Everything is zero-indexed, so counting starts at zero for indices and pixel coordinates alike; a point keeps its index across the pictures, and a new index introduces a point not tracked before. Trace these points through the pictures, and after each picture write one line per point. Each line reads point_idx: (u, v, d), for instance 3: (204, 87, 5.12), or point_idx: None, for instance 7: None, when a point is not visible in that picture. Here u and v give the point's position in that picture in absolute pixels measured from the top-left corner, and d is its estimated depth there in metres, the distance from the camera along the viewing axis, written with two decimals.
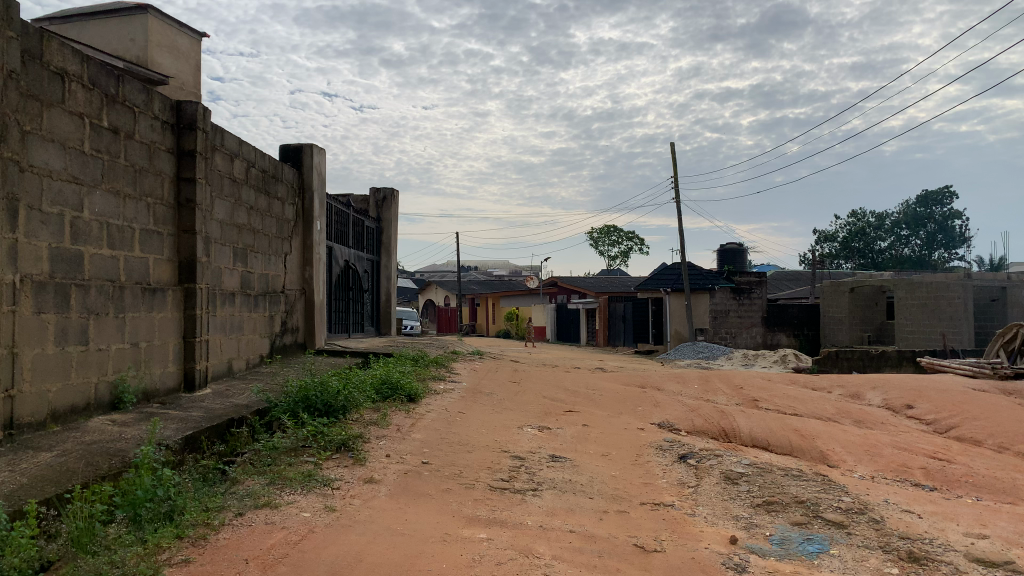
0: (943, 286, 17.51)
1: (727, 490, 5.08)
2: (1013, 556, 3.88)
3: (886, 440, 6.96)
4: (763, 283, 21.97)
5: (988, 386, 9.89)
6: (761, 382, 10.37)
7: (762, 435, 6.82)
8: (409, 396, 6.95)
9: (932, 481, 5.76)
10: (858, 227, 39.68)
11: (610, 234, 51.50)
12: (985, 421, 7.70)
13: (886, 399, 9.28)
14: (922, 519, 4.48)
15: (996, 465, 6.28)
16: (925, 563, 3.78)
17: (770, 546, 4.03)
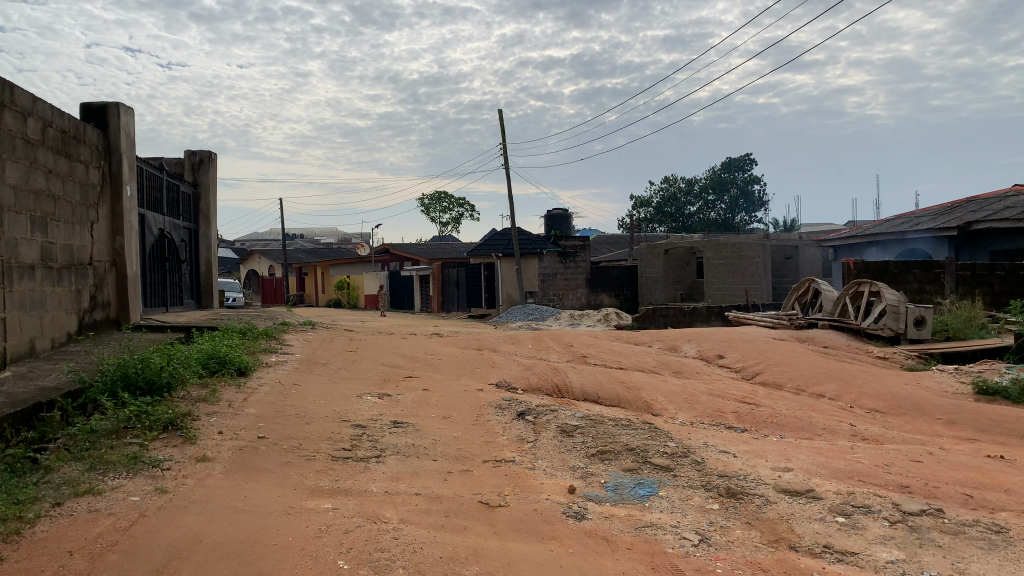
0: (746, 247, 19.02)
1: (564, 443, 5.29)
2: (813, 485, 4.33)
3: (702, 388, 7.53)
4: (587, 247, 22.76)
5: (786, 335, 10.94)
6: (589, 339, 10.88)
7: (593, 389, 7.16)
8: (239, 370, 6.67)
9: (743, 423, 6.30)
10: (670, 193, 42.21)
11: (440, 200, 51.46)
12: (784, 367, 8.52)
13: (700, 350, 10.06)
14: (737, 458, 4.90)
15: (795, 405, 6.96)
16: (741, 497, 4.14)
17: (605, 493, 4.26)
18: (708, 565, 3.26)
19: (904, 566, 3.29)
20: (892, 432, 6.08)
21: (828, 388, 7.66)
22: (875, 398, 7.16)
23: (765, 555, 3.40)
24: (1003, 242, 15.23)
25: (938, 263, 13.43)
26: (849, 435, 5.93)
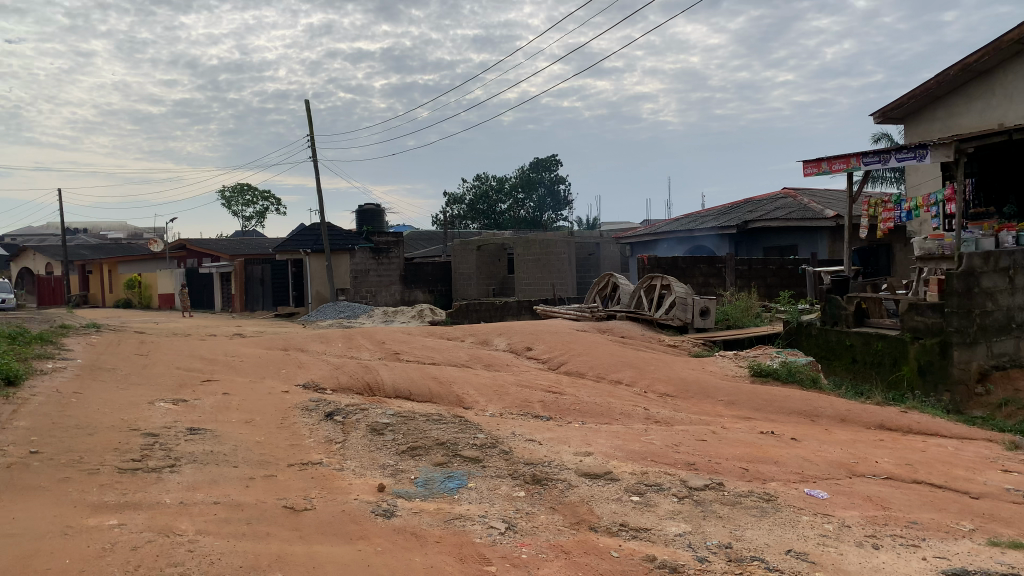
0: (553, 244, 19.75)
1: (373, 441, 5.23)
2: (612, 467, 4.58)
3: (511, 380, 7.74)
4: (399, 243, 22.74)
5: (589, 326, 11.49)
6: (400, 335, 10.83)
7: (404, 385, 7.13)
8: (7, 380, 5.96)
9: (548, 412, 6.53)
10: (482, 190, 42.63)
11: (244, 192, 48.95)
12: (586, 356, 8.94)
13: (509, 343, 10.33)
14: (542, 446, 5.07)
15: (596, 393, 7.33)
16: (545, 483, 4.30)
17: (415, 489, 4.26)
18: (515, 551, 3.35)
19: (690, 537, 3.57)
20: (681, 413, 6.58)
21: (625, 374, 8.14)
22: (667, 383, 7.70)
23: (568, 537, 3.55)
24: (775, 239, 16.91)
25: (720, 259, 14.68)
26: (644, 419, 6.33)
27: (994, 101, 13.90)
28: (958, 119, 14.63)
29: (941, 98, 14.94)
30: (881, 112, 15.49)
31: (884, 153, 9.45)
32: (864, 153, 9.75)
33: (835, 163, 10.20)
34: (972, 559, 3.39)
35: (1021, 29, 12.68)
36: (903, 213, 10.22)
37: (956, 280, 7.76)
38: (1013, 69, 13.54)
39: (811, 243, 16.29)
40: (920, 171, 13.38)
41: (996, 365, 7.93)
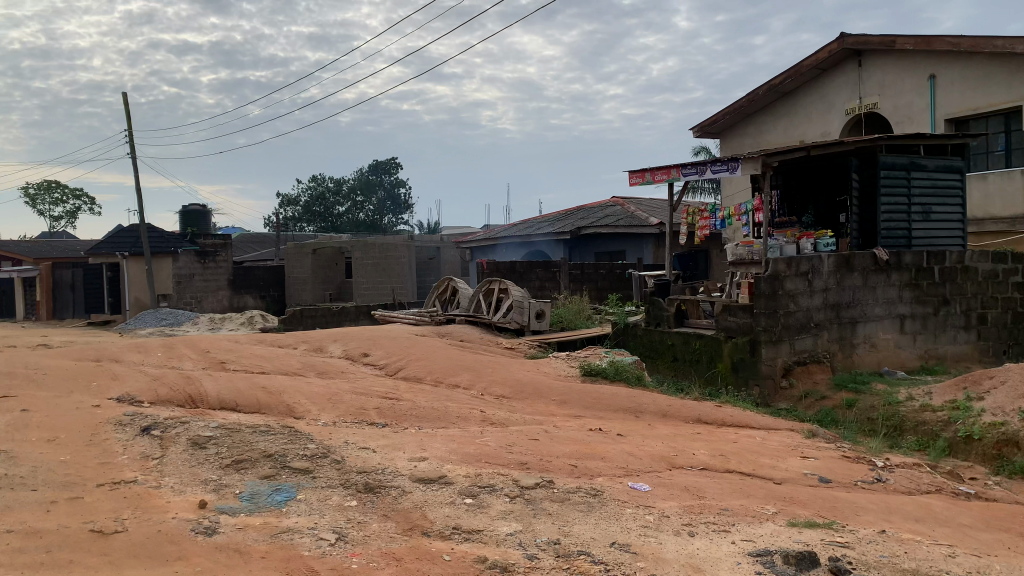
0: (392, 248, 19.70)
1: (195, 456, 4.94)
2: (446, 471, 4.59)
3: (346, 387, 7.56)
4: (228, 245, 21.64)
5: (427, 330, 11.47)
6: (228, 344, 10.32)
7: (230, 396, 6.79)
8: None
9: (384, 418, 6.45)
10: (318, 193, 40.93)
11: (52, 190, 44.89)
12: (423, 361, 8.92)
13: (345, 349, 10.12)
14: (376, 453, 5.01)
15: (433, 397, 7.33)
16: (378, 491, 4.24)
17: (239, 504, 4.06)
18: (345, 562, 3.28)
19: (521, 536, 3.64)
20: (516, 414, 6.71)
21: (462, 378, 8.19)
22: (503, 385, 7.83)
23: (400, 544, 3.52)
24: (606, 245, 17.66)
25: (555, 263, 15.11)
26: (479, 421, 6.40)
27: (796, 120, 15.27)
28: (766, 136, 15.93)
29: (751, 116, 16.22)
30: (699, 127, 16.56)
31: (701, 166, 10.14)
32: (684, 165, 10.40)
33: (657, 174, 10.81)
34: (774, 540, 3.68)
35: (817, 56, 14.02)
36: (718, 222, 11.05)
37: (764, 283, 8.39)
38: (811, 92, 14.97)
39: (638, 249, 17.16)
40: (734, 182, 14.45)
41: (798, 361, 8.65)
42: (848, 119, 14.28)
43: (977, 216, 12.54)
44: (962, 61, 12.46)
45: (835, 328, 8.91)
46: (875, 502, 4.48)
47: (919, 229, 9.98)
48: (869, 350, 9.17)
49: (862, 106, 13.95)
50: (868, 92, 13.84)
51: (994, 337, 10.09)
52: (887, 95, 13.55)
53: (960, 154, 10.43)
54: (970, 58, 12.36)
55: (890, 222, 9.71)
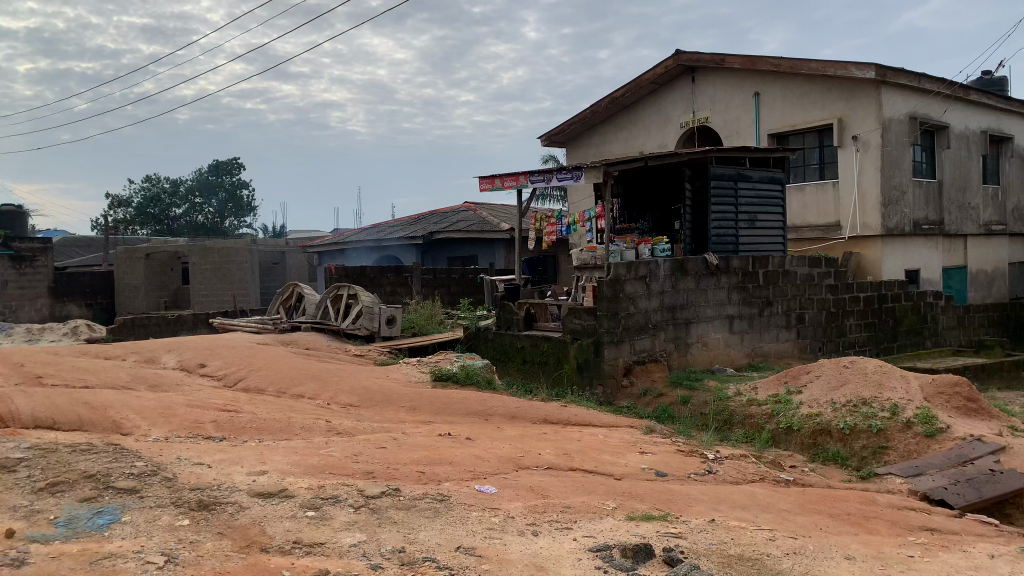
0: (233, 251, 18.86)
1: (2, 480, 4.48)
2: (287, 484, 4.43)
3: (180, 400, 7.13)
4: (48, 249, 19.90)
5: (270, 338, 11.03)
6: (45, 356, 9.47)
7: (47, 414, 6.23)
8: None
9: (221, 432, 6.13)
10: (153, 193, 38.43)
11: None
12: (265, 371, 8.57)
13: (180, 360, 9.55)
14: (211, 468, 4.76)
15: (275, 408, 7.05)
16: (213, 508, 4.02)
17: (53, 531, 3.73)
18: None
19: (364, 546, 3.57)
20: (363, 423, 6.58)
21: (307, 388, 7.93)
22: (350, 393, 7.66)
23: (235, 563, 3.35)
24: (457, 250, 17.76)
25: (406, 268, 14.95)
26: (324, 431, 6.22)
27: (636, 131, 15.96)
28: (608, 146, 16.56)
29: (594, 126, 16.79)
30: (547, 135, 16.97)
31: (548, 173, 10.38)
32: (532, 172, 10.61)
33: (507, 180, 10.96)
34: (612, 535, 3.82)
35: (655, 71, 14.73)
36: (564, 228, 11.36)
37: (606, 287, 8.72)
38: (650, 105, 15.71)
39: (490, 254, 17.49)
40: (579, 190, 14.92)
41: (638, 360, 9.03)
42: (683, 132, 15.09)
43: (795, 224, 13.61)
44: (782, 82, 13.49)
45: (671, 328, 9.39)
46: (706, 492, 4.74)
47: (745, 236, 10.72)
48: (702, 349, 9.73)
49: (695, 120, 14.80)
50: (701, 107, 14.73)
51: (812, 334, 10.96)
52: (717, 111, 14.48)
53: (781, 166, 11.30)
54: (787, 79, 13.41)
55: (719, 229, 10.35)
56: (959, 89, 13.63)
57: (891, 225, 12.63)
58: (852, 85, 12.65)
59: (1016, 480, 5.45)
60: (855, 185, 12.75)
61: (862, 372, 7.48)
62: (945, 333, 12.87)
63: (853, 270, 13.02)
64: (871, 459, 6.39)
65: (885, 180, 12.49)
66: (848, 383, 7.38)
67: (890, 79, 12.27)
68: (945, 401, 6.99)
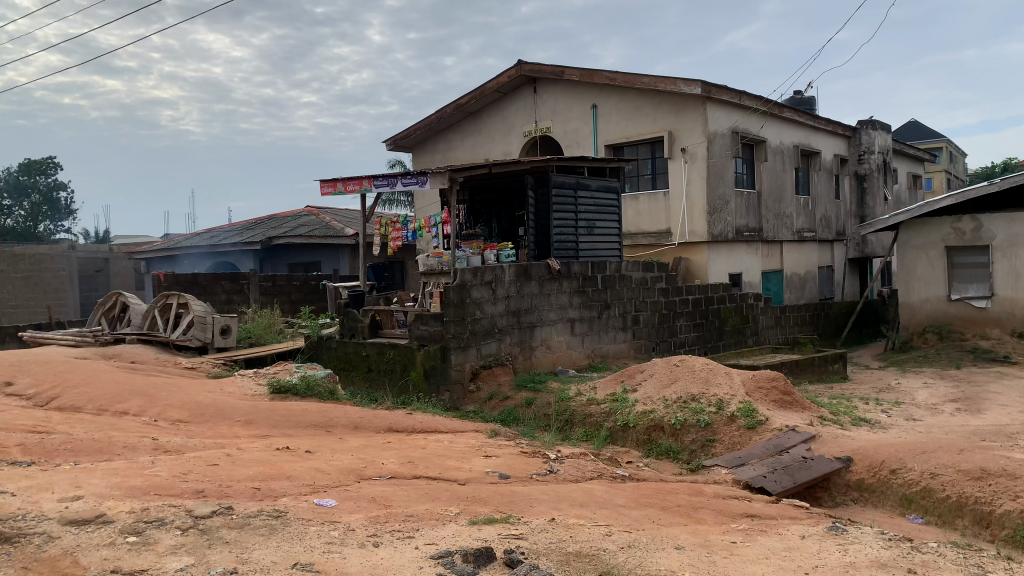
0: (48, 257, 17.38)
1: None
2: (105, 509, 4.10)
3: None
4: None
5: (90, 352, 10.20)
6: None
7: None
8: None
9: (29, 456, 5.58)
10: None
11: None
12: (84, 387, 7.91)
13: None
14: (16, 497, 4.32)
15: (94, 427, 6.52)
16: (17, 541, 3.65)
17: None
18: None
19: (192, 570, 3.36)
20: (194, 440, 6.21)
21: (132, 404, 7.39)
22: (180, 408, 7.21)
23: None
24: (299, 256, 17.24)
25: (243, 275, 14.29)
26: (150, 450, 5.82)
27: (481, 138, 16.14)
28: (453, 152, 16.64)
29: (440, 132, 16.81)
30: (392, 140, 16.81)
31: (392, 178, 10.27)
32: (375, 177, 10.47)
33: (349, 184, 10.75)
34: (455, 540, 3.81)
35: (498, 79, 14.95)
36: (409, 233, 11.28)
37: (452, 292, 8.73)
38: (494, 113, 15.93)
39: (334, 260, 17.17)
40: (425, 196, 14.89)
41: (484, 364, 9.11)
42: (525, 140, 15.41)
43: (631, 231, 14.25)
44: (618, 95, 14.09)
45: (516, 332, 9.54)
46: (547, 492, 4.85)
47: (585, 242, 11.10)
48: (546, 352, 9.97)
49: (537, 129, 15.17)
50: (543, 116, 15.12)
51: (647, 335, 11.50)
52: (559, 121, 14.91)
53: (617, 175, 11.79)
54: (622, 92, 14.03)
55: (561, 236, 10.65)
56: (774, 107, 14.78)
57: (716, 232, 13.50)
58: (680, 100, 13.40)
59: (824, 465, 5.96)
60: (684, 195, 13.52)
61: (691, 370, 7.94)
62: (765, 332, 13.90)
63: (683, 274, 13.79)
64: (700, 451, 6.78)
65: (710, 190, 13.33)
66: (679, 380, 7.81)
67: (714, 96, 13.10)
68: (763, 395, 7.54)
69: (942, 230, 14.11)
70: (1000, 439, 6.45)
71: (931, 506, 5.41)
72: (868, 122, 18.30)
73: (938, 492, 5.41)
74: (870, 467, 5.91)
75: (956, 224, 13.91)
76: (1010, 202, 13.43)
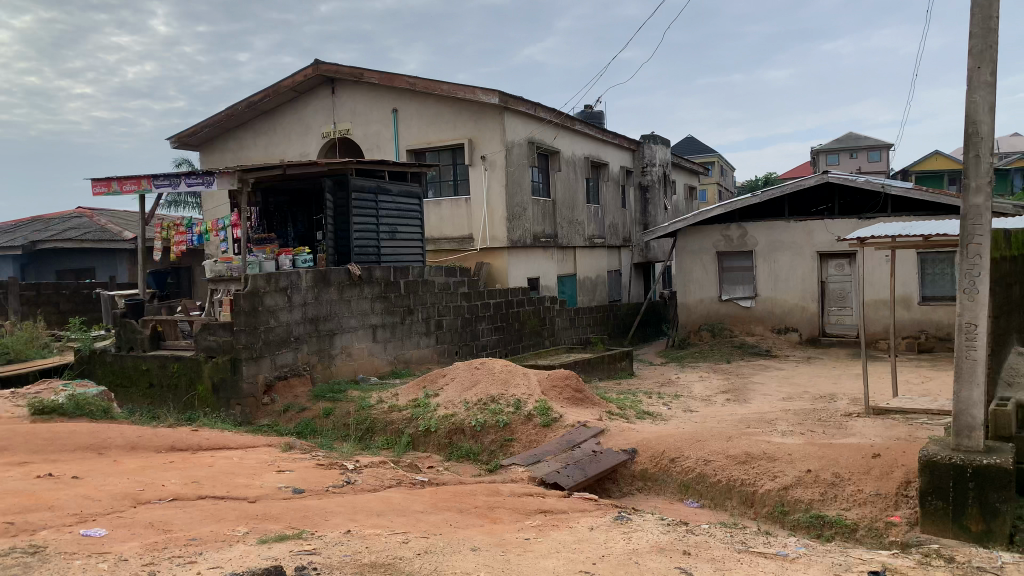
0: None
1: None
2: None
3: None
4: None
5: None
6: None
7: None
8: None
9: None
10: None
11: None
12: None
13: None
14: None
15: None
16: None
17: None
18: None
19: None
20: None
21: None
22: None
23: None
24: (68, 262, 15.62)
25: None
26: None
27: (276, 139, 15.54)
28: (246, 152, 15.87)
29: (231, 130, 15.97)
30: (177, 137, 15.72)
31: (175, 178, 9.60)
32: (155, 176, 9.73)
33: (125, 183, 9.91)
34: (241, 562, 3.61)
35: (294, 78, 14.45)
36: (194, 237, 10.57)
37: (243, 300, 8.30)
38: (290, 112, 15.38)
39: (110, 267, 15.77)
40: (214, 197, 14.07)
41: (279, 375, 8.74)
42: (323, 142, 15.03)
43: (433, 236, 14.33)
44: (417, 100, 14.11)
45: (314, 341, 9.25)
46: (342, 504, 4.73)
47: (385, 247, 10.99)
48: (346, 359, 9.74)
49: (336, 131, 14.85)
50: (342, 118, 14.81)
51: (449, 340, 11.58)
52: (358, 123, 14.68)
53: (417, 181, 11.78)
54: (422, 98, 14.07)
55: (360, 241, 10.48)
56: (567, 119, 15.46)
57: (514, 238, 13.92)
58: (479, 108, 13.67)
59: (612, 458, 6.32)
60: (484, 201, 13.80)
61: (490, 372, 8.11)
62: (560, 333, 14.50)
63: (484, 279, 14.08)
64: (498, 452, 6.92)
65: (509, 197, 13.72)
66: (479, 383, 7.94)
67: (511, 106, 13.49)
68: (557, 393, 7.85)
69: (714, 238, 15.44)
70: (762, 425, 7.16)
71: (704, 490, 5.89)
72: (651, 137, 19.67)
73: (710, 477, 5.91)
74: (653, 457, 6.34)
75: (726, 231, 15.28)
76: (769, 212, 14.96)
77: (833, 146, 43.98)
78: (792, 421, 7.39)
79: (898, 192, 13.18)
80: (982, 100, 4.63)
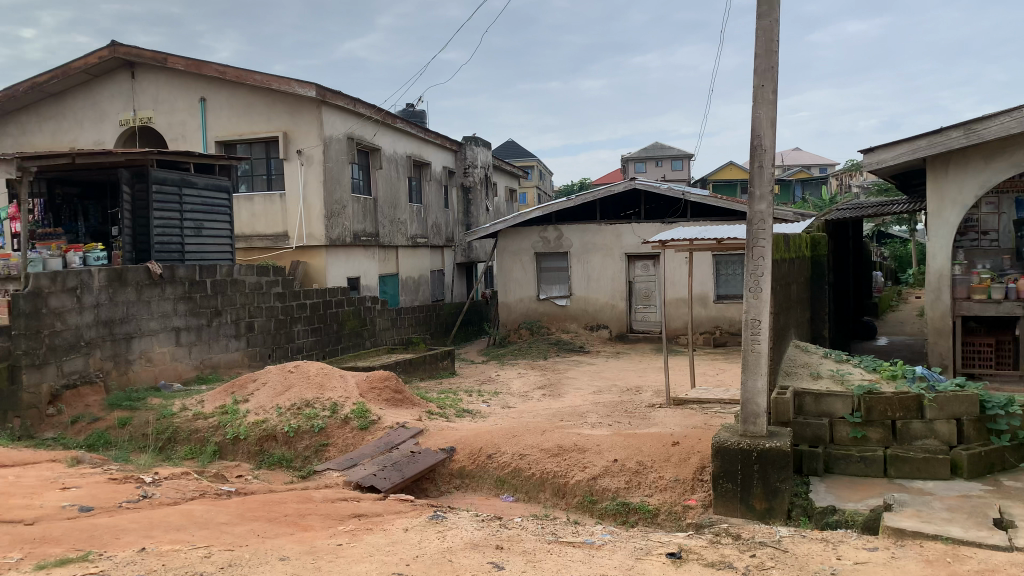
0: None
1: None
2: None
3: None
4: None
5: None
6: None
7: None
8: None
9: None
10: None
11: None
12: None
13: None
14: None
15: None
16: None
17: None
18: None
19: None
20: None
21: None
22: None
23: None
24: None
25: None
26: None
27: (66, 124, 14.16)
28: (29, 138, 14.33)
29: (10, 114, 14.36)
30: None
31: None
32: None
33: None
34: None
35: (86, 59, 13.24)
36: None
37: (23, 301, 7.49)
38: (81, 96, 14.07)
39: None
40: None
41: (67, 384, 7.95)
42: (121, 130, 13.89)
43: (244, 233, 13.67)
44: (228, 89, 13.40)
45: (108, 345, 8.53)
46: (136, 520, 4.38)
47: (190, 245, 10.34)
48: (145, 365, 9.05)
49: (136, 119, 13.75)
50: (142, 106, 13.75)
51: (261, 342, 11.09)
52: (160, 112, 13.71)
53: (227, 174, 11.17)
54: (233, 87, 13.38)
55: (161, 238, 9.79)
56: (387, 117, 15.29)
57: (333, 236, 13.58)
58: (295, 102, 13.21)
59: (429, 457, 6.32)
60: (300, 198, 13.34)
61: (306, 376, 7.86)
62: (381, 334, 14.31)
63: (300, 278, 13.63)
64: (313, 457, 6.71)
65: (327, 194, 13.37)
66: (292, 387, 7.67)
67: (329, 100, 13.15)
68: (376, 395, 7.73)
69: (531, 239, 15.88)
70: (574, 419, 7.45)
71: (519, 484, 6.03)
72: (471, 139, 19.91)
73: (525, 471, 6.06)
74: (470, 454, 6.40)
75: (543, 233, 15.77)
76: (583, 215, 15.61)
77: (641, 155, 46.61)
78: (601, 413, 7.75)
79: (697, 198, 14.22)
80: (764, 116, 5.07)
